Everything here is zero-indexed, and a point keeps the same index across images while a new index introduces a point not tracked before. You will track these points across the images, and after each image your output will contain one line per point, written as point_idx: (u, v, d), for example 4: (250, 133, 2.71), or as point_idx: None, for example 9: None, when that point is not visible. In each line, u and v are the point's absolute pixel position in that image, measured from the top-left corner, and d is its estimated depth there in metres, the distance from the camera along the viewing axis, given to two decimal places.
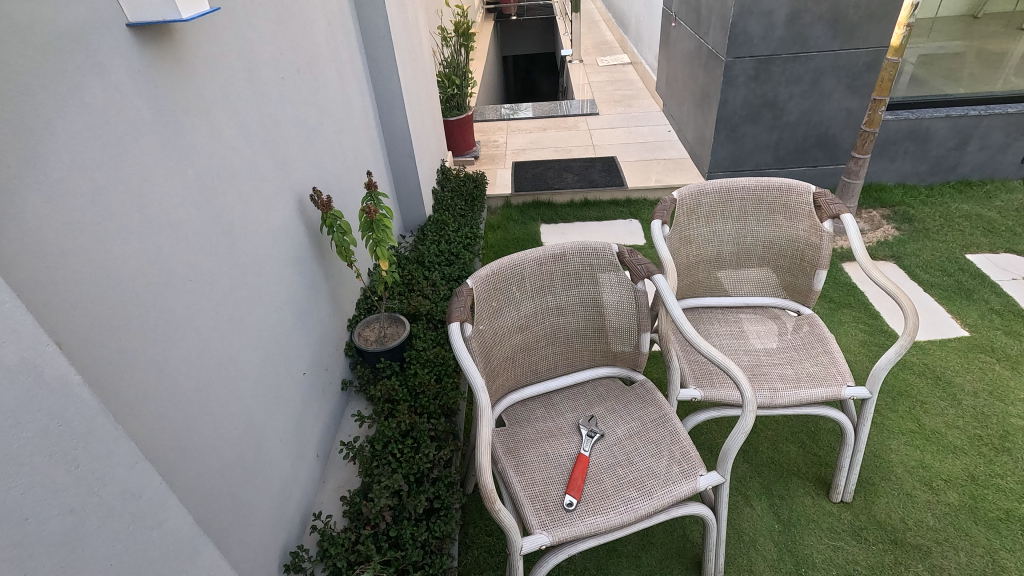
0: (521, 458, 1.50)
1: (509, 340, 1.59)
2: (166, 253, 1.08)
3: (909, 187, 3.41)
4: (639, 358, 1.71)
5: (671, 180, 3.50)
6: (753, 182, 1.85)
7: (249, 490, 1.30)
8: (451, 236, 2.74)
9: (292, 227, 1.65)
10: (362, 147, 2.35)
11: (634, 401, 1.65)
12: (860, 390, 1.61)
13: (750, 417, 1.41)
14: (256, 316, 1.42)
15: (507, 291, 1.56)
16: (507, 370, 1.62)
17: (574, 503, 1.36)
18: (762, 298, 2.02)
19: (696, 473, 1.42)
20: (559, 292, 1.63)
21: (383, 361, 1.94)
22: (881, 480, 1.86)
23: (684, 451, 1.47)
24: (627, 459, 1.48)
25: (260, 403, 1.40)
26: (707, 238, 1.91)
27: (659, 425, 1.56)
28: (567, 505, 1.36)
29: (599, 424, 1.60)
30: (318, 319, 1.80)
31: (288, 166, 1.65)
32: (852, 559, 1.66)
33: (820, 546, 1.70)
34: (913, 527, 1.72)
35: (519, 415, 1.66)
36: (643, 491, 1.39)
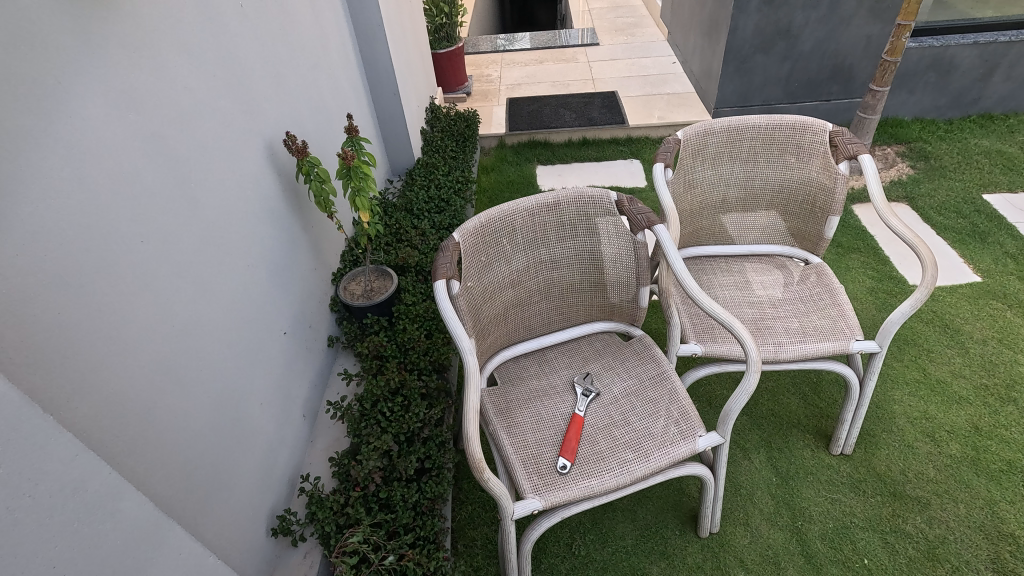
0: (514, 419, 1.44)
1: (501, 297, 1.50)
2: (115, 209, 0.97)
3: (927, 122, 3.21)
4: (637, 313, 1.61)
5: (675, 117, 3.30)
6: (766, 120, 1.70)
7: (229, 457, 1.25)
8: (441, 181, 2.60)
9: (263, 176, 1.52)
10: (341, 85, 2.17)
11: (631, 357, 1.57)
12: (869, 344, 1.52)
13: (755, 378, 1.28)
14: (228, 275, 1.32)
15: (497, 245, 1.45)
16: (498, 327, 1.54)
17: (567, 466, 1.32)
18: (768, 247, 1.90)
19: (695, 434, 1.36)
20: (553, 244, 1.52)
21: (371, 317, 1.87)
22: (883, 431, 1.83)
23: (683, 411, 1.41)
24: (623, 419, 1.42)
25: (237, 366, 1.32)
26: (713, 181, 1.78)
27: (658, 383, 1.49)
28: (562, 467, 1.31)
29: (595, 382, 1.53)
30: (300, 275, 1.70)
31: (255, 108, 1.50)
32: (849, 512, 1.65)
33: (817, 498, 1.68)
34: (912, 479, 1.70)
35: (511, 372, 1.59)
36: (639, 453, 1.34)
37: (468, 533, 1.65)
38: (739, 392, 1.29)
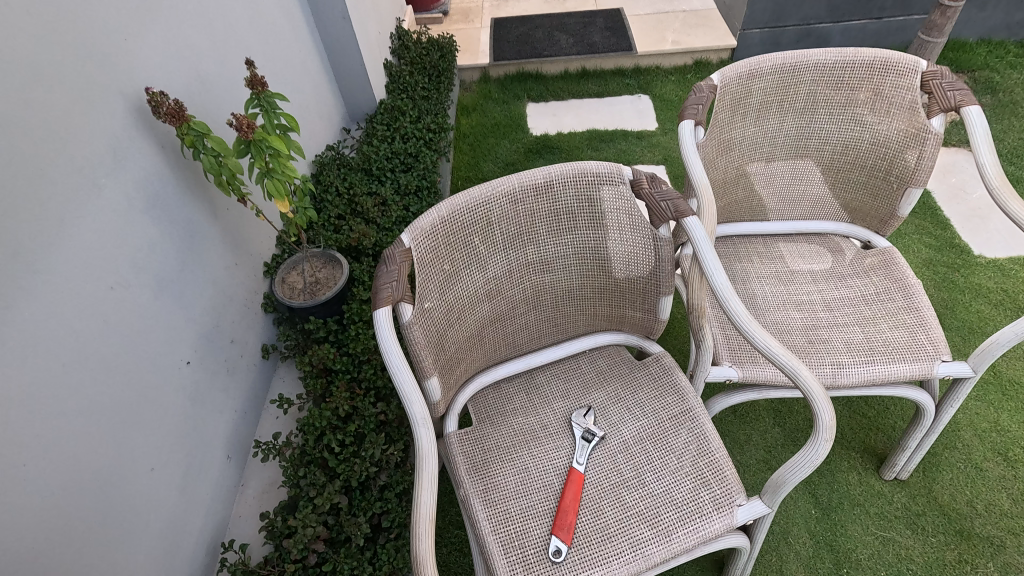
0: (492, 478, 1.10)
1: (475, 314, 1.12)
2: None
3: (995, 45, 2.68)
4: (655, 325, 1.23)
5: (693, 42, 2.75)
6: (835, 55, 1.26)
7: (81, 559, 0.91)
8: (409, 128, 2.12)
9: (133, 147, 1.07)
10: (265, 6, 1.64)
11: (645, 384, 1.21)
12: (961, 368, 1.16)
13: (825, 447, 0.91)
14: (69, 306, 0.91)
15: (465, 246, 1.06)
16: (471, 351, 1.16)
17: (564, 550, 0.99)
18: (819, 223, 1.48)
19: (733, 503, 1.02)
20: (544, 241, 1.12)
21: (315, 319, 1.48)
22: (946, 449, 1.51)
23: (716, 467, 1.06)
24: (636, 478, 1.08)
25: (97, 430, 0.95)
26: (755, 141, 1.36)
27: (681, 424, 1.13)
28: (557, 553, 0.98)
29: (599, 420, 1.17)
30: (211, 275, 1.28)
31: (108, 48, 1.02)
32: (905, 555, 1.36)
33: (864, 538, 1.39)
34: (983, 513, 1.40)
35: (491, 404, 1.22)
36: (658, 530, 1.01)
37: None
38: (801, 461, 0.93)
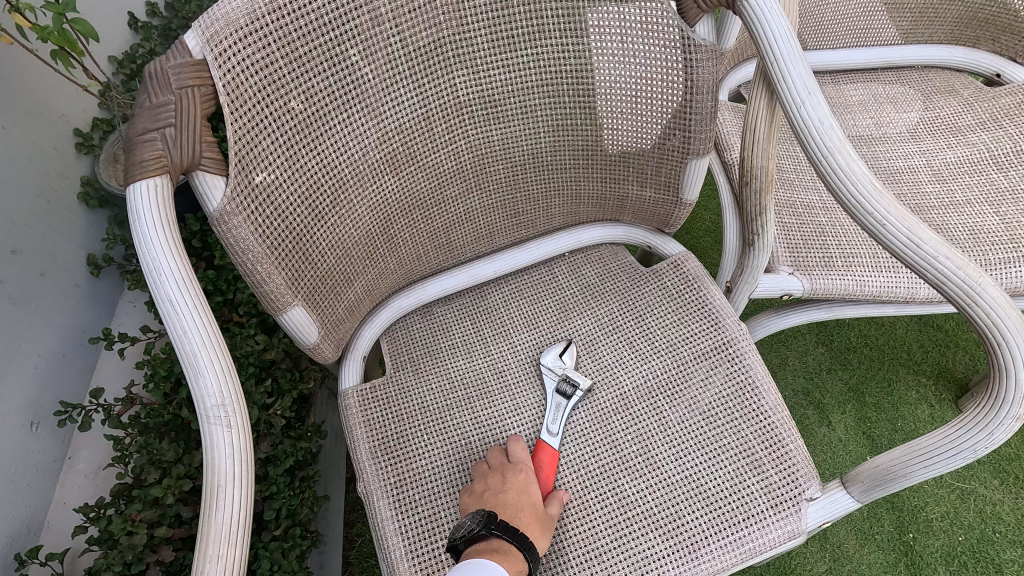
0: (413, 461, 0.68)
1: (370, 194, 0.65)
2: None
3: None
4: (675, 210, 0.77)
5: None
6: None
7: None
8: None
9: None
10: None
11: (656, 303, 0.77)
12: None
13: (1007, 430, 0.47)
14: None
15: (330, 61, 0.56)
16: (372, 260, 0.70)
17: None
18: (919, 52, 0.99)
19: (799, 497, 0.63)
20: (482, 56, 0.62)
21: None
22: None
23: (771, 438, 0.66)
24: (641, 455, 0.67)
25: None
26: None
27: (713, 368, 0.71)
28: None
29: (585, 361, 0.74)
30: None
31: None
32: (990, 513, 1.02)
33: (937, 492, 1.04)
34: None
35: (415, 341, 0.79)
36: (679, 543, 0.62)
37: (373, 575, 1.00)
38: (949, 449, 0.50)
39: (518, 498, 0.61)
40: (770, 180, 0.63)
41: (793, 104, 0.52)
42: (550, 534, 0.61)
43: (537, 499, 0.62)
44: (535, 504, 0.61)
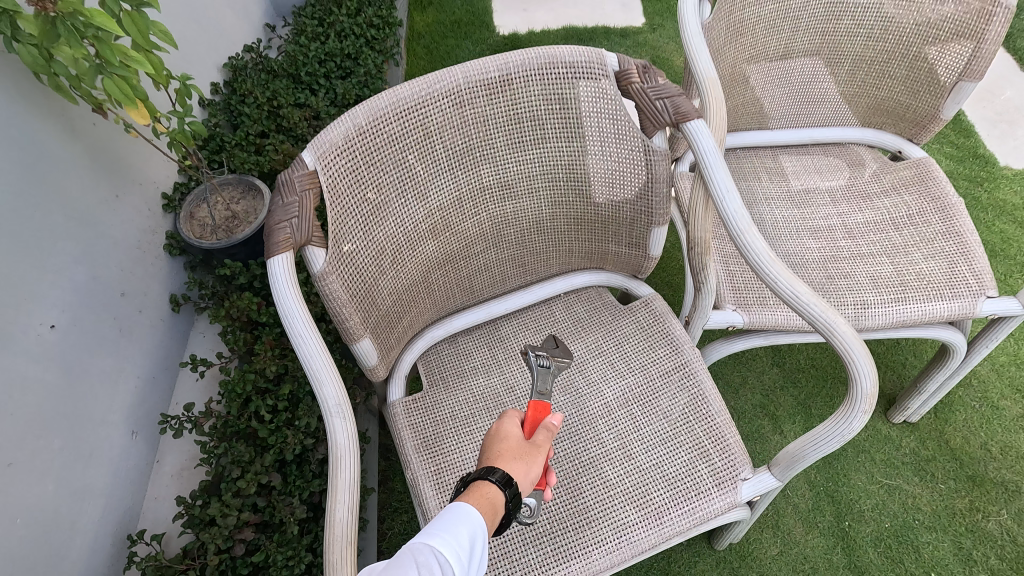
0: (447, 455, 0.90)
1: (418, 255, 0.88)
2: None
3: None
4: (645, 262, 1.00)
5: None
6: None
7: None
8: (347, 25, 1.74)
9: None
10: None
11: (633, 334, 0.99)
12: (1009, 306, 0.96)
13: (861, 421, 0.71)
14: None
15: (396, 165, 0.80)
16: (415, 303, 0.92)
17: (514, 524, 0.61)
18: (840, 132, 1.22)
19: (737, 478, 0.85)
20: (502, 157, 0.86)
21: (232, 262, 1.22)
22: (959, 386, 1.36)
23: (717, 435, 0.88)
24: (620, 450, 0.89)
25: None
26: (770, 24, 1.07)
27: (674, 383, 0.93)
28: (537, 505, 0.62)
29: (579, 378, 0.96)
30: (80, 211, 0.99)
31: None
32: (913, 504, 1.23)
33: (870, 488, 1.25)
34: (997, 455, 1.27)
35: (445, 364, 1.00)
36: (648, 513, 0.83)
37: None
38: (829, 435, 0.74)
39: (490, 445, 0.65)
40: (707, 247, 0.89)
41: (717, 199, 0.78)
42: (525, 464, 0.63)
43: (508, 435, 0.66)
44: (507, 440, 0.65)
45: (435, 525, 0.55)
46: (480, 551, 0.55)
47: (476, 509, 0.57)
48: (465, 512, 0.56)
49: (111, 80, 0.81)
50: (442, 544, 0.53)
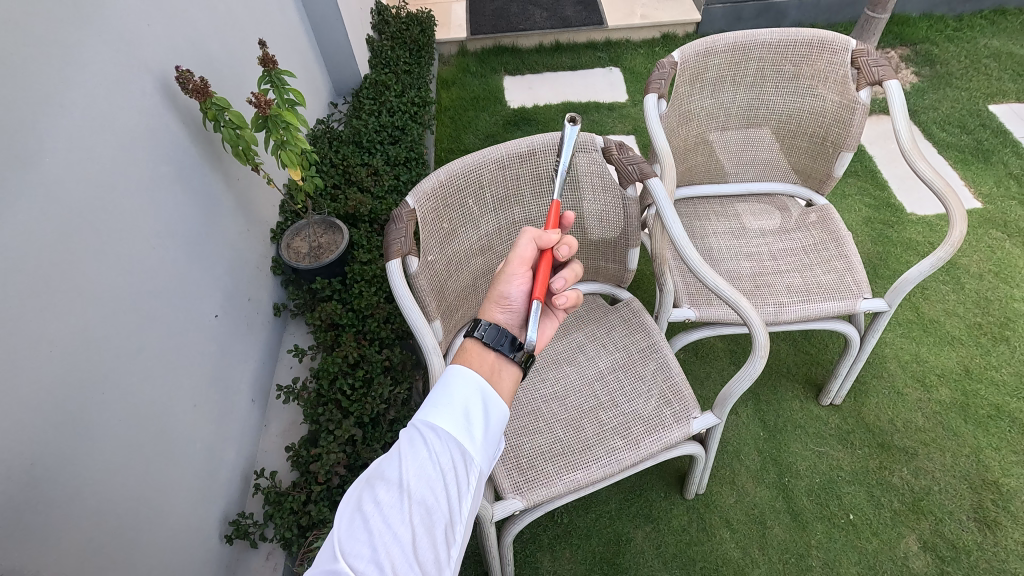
0: None
1: (470, 267, 1.30)
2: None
3: (936, 19, 2.88)
4: (625, 274, 1.42)
5: (660, 16, 2.89)
6: (778, 35, 1.43)
7: (154, 480, 1.06)
8: (394, 102, 2.23)
9: (160, 126, 1.18)
10: None
11: (618, 325, 1.40)
12: (878, 304, 1.38)
13: (760, 361, 1.17)
14: (123, 266, 1.04)
15: (461, 207, 1.22)
16: (466, 301, 1.34)
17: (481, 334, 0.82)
18: (768, 185, 1.67)
19: (689, 416, 1.24)
20: (528, 202, 1.29)
21: (320, 280, 1.63)
22: (873, 378, 1.76)
23: (676, 389, 1.28)
24: (609, 401, 1.28)
25: (153, 373, 1.09)
26: (710, 112, 1.53)
27: (647, 356, 1.34)
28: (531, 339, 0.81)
29: (580, 355, 1.37)
30: (228, 239, 1.41)
31: (133, 34, 1.12)
32: (836, 465, 1.61)
33: (804, 453, 1.63)
34: (901, 429, 1.65)
35: None
36: (628, 439, 1.22)
37: None
38: (740, 376, 1.18)
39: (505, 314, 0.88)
40: (664, 259, 1.37)
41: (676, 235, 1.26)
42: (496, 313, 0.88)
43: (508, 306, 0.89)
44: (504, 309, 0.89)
45: (430, 404, 0.73)
46: (475, 408, 0.73)
47: (462, 366, 0.77)
48: (455, 377, 0.75)
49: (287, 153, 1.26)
50: (437, 417, 0.71)
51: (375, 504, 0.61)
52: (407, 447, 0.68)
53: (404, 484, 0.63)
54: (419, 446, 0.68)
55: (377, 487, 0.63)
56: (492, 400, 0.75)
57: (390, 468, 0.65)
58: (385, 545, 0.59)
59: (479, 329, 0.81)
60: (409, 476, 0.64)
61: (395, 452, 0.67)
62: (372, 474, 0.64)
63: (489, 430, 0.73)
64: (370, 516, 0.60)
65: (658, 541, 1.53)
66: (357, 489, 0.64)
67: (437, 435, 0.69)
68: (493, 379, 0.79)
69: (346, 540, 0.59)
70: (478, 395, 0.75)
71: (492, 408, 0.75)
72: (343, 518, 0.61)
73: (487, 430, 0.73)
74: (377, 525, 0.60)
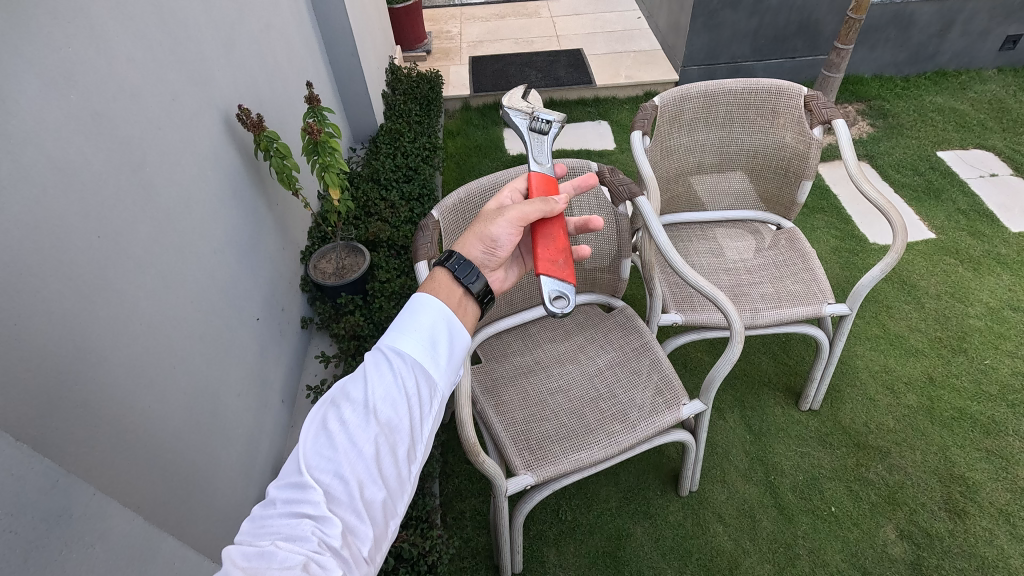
0: (501, 397, 1.44)
1: None
2: (47, 201, 0.84)
3: (886, 79, 3.25)
4: (619, 284, 1.61)
5: (642, 77, 3.24)
6: (742, 84, 1.70)
7: (210, 453, 1.18)
8: (407, 147, 2.48)
9: (224, 152, 1.38)
10: (296, 46, 1.97)
11: (614, 329, 1.58)
12: (840, 308, 1.58)
13: (738, 347, 1.36)
14: (196, 263, 1.21)
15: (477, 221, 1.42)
16: None
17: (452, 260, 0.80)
18: (741, 212, 1.90)
19: (679, 403, 1.40)
20: None
21: (344, 296, 1.80)
22: (847, 386, 1.92)
23: (666, 380, 1.44)
24: (608, 392, 1.44)
25: (212, 358, 1.23)
26: (688, 148, 1.78)
27: (640, 354, 1.50)
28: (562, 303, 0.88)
29: (581, 354, 1.53)
30: (268, 255, 1.59)
31: (207, 76, 1.34)
32: (817, 464, 1.75)
33: (788, 454, 1.77)
34: (874, 430, 1.81)
35: (494, 349, 1.56)
36: (625, 424, 1.37)
37: (457, 506, 1.66)
38: (722, 361, 1.37)
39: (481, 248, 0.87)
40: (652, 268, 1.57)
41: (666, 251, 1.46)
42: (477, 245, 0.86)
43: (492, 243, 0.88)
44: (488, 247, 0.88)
45: (397, 326, 0.69)
46: (443, 332, 0.70)
47: (430, 294, 0.73)
48: (422, 302, 0.72)
49: (329, 174, 1.57)
50: (402, 342, 0.67)
51: (340, 424, 0.61)
52: (371, 369, 0.65)
53: (368, 405, 0.62)
54: (383, 369, 0.65)
55: (342, 407, 0.61)
56: (457, 329, 0.72)
57: (355, 388, 0.63)
58: (349, 463, 0.59)
59: (452, 261, 0.80)
60: (374, 397, 0.62)
61: (360, 373, 0.65)
62: (336, 394, 0.63)
63: (455, 354, 0.71)
64: (335, 437, 0.60)
65: (656, 535, 1.63)
66: (323, 408, 0.63)
67: (403, 359, 0.66)
68: (457, 313, 0.76)
69: (311, 455, 0.59)
70: (445, 320, 0.71)
71: (457, 335, 0.72)
72: (308, 435, 0.60)
73: (454, 355, 0.71)
74: (342, 443, 0.60)
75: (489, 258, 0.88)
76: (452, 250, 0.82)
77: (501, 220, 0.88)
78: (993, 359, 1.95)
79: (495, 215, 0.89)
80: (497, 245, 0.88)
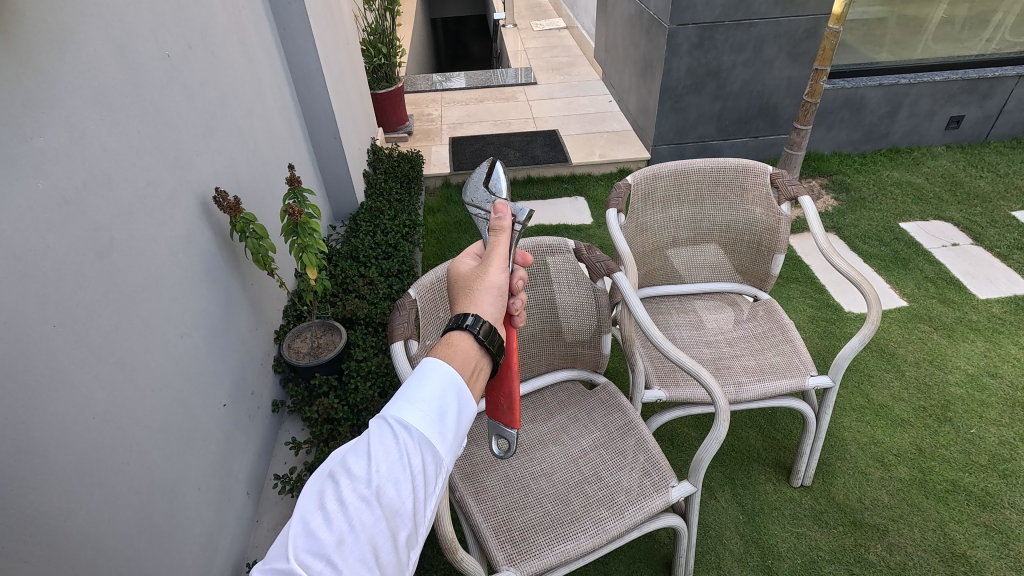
0: (481, 483, 1.36)
1: None
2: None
3: (844, 156, 3.44)
4: (601, 360, 1.58)
5: (615, 155, 3.39)
6: (710, 164, 1.77)
7: (161, 557, 1.08)
8: (387, 224, 2.50)
9: (198, 233, 1.37)
10: (278, 129, 2.02)
11: (597, 407, 1.53)
12: (823, 380, 1.57)
13: (724, 424, 1.33)
14: (160, 348, 1.16)
15: None
16: None
17: (470, 321, 0.71)
18: (718, 284, 1.92)
19: (668, 485, 1.34)
20: None
21: (318, 377, 1.74)
22: (837, 460, 1.88)
23: (654, 461, 1.38)
24: (595, 474, 1.37)
25: (173, 450, 1.16)
26: (663, 224, 1.82)
27: (625, 434, 1.45)
28: (500, 451, 0.88)
29: (564, 435, 1.48)
30: (239, 335, 1.55)
31: (185, 160, 1.35)
32: (815, 545, 1.67)
33: (784, 534, 1.69)
34: (869, 506, 1.74)
35: (475, 431, 1.49)
36: (614, 509, 1.30)
37: None
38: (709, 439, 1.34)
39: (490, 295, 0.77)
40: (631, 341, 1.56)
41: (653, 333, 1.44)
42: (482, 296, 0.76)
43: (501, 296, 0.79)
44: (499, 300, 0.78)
45: (403, 394, 0.62)
46: (453, 404, 0.63)
47: (440, 361, 0.67)
48: (430, 369, 0.65)
49: (306, 254, 1.55)
50: (410, 413, 0.60)
51: (338, 503, 0.53)
52: (375, 441, 0.58)
53: (371, 484, 0.54)
54: (388, 442, 0.58)
55: (341, 483, 0.54)
56: (465, 400, 0.65)
57: (357, 462, 0.56)
58: (346, 548, 0.51)
59: (470, 321, 0.72)
60: (377, 474, 0.55)
61: (362, 444, 0.58)
62: (335, 467, 0.55)
63: (464, 425, 0.64)
64: (332, 519, 0.52)
65: None
66: (317, 482, 0.55)
67: (409, 432, 0.59)
68: (472, 381, 0.70)
69: (303, 535, 0.51)
70: (454, 390, 0.65)
71: (465, 405, 0.65)
72: (302, 514, 0.52)
73: (463, 427, 0.64)
74: (339, 526, 0.52)
75: (500, 305, 0.78)
76: (463, 312, 0.73)
77: (493, 266, 0.79)
78: (979, 428, 1.94)
79: (483, 263, 0.80)
80: (502, 291, 0.79)
